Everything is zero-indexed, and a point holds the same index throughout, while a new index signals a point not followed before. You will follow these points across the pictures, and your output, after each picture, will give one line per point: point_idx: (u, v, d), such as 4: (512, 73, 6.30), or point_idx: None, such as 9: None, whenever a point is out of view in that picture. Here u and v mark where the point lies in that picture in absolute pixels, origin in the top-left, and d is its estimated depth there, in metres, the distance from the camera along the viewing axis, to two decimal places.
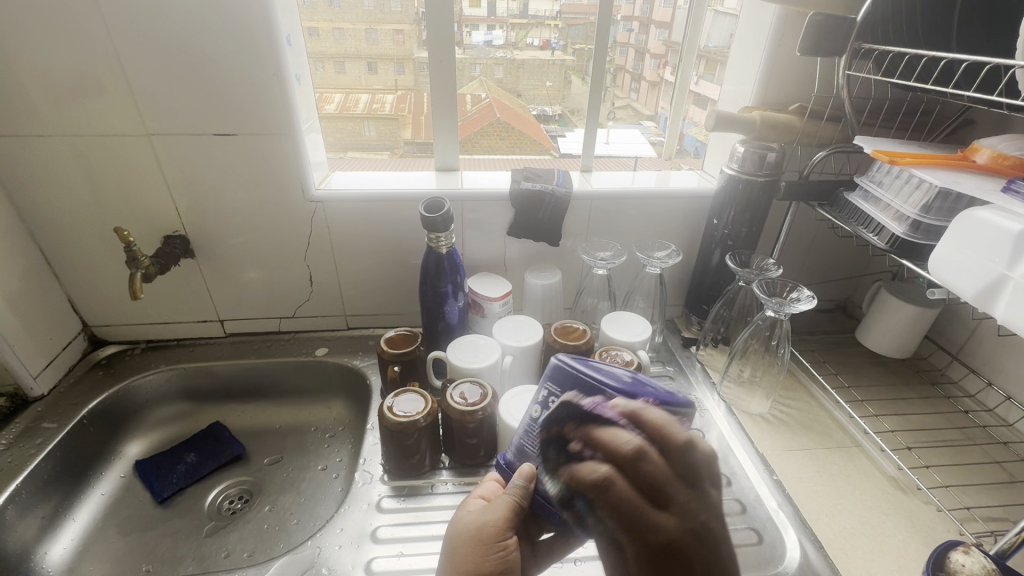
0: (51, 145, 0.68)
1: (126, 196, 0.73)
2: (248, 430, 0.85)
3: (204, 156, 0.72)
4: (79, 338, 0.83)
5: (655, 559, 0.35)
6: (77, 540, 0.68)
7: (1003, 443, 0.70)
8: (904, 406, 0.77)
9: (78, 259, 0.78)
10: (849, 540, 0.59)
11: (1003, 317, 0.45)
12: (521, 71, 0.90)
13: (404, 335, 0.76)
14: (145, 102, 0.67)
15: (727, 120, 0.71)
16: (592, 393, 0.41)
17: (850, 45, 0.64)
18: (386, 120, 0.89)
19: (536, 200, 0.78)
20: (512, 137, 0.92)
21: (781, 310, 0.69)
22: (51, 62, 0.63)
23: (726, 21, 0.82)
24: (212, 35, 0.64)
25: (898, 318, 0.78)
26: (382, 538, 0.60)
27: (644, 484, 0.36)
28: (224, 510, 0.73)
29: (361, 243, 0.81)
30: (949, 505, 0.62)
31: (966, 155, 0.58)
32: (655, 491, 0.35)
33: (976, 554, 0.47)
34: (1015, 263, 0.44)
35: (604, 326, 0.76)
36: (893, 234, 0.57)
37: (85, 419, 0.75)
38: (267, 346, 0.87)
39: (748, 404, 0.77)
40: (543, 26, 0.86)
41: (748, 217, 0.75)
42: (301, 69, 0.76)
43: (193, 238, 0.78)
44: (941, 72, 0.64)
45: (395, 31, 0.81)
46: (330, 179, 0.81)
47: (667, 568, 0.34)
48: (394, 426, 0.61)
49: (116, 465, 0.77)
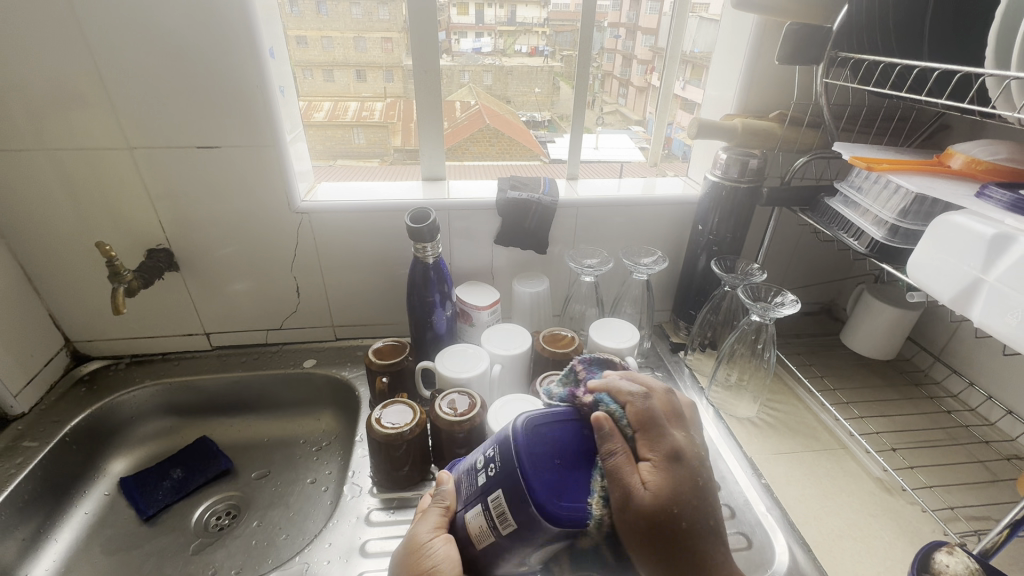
0: (31, 159, 0.68)
1: (108, 210, 0.73)
2: (235, 445, 0.84)
3: (188, 167, 0.71)
4: (61, 354, 0.82)
5: (671, 460, 0.40)
6: (59, 561, 0.67)
7: (985, 443, 0.71)
8: (889, 408, 0.78)
9: (61, 274, 0.76)
10: (837, 542, 0.60)
11: (979, 320, 0.46)
12: (509, 77, 0.96)
13: (393, 344, 0.76)
14: (127, 114, 0.66)
15: (709, 128, 0.72)
16: (513, 456, 0.39)
17: (828, 53, 0.67)
18: (375, 128, 0.94)
19: (521, 210, 0.79)
20: (501, 143, 0.93)
21: (766, 315, 0.70)
22: (35, 77, 0.63)
23: (710, 27, 0.82)
24: (198, 48, 0.64)
25: (882, 321, 0.80)
26: (371, 552, 0.59)
27: (670, 406, 0.44)
28: (211, 527, 0.72)
29: (349, 255, 0.81)
30: (934, 506, 0.63)
31: (941, 160, 0.59)
32: (676, 416, 0.44)
33: (960, 554, 0.48)
34: (991, 266, 0.45)
35: (592, 333, 0.76)
36: (872, 239, 0.58)
37: (68, 437, 0.73)
38: (254, 359, 0.87)
39: (736, 407, 0.78)
40: (530, 33, 0.93)
41: (732, 223, 0.76)
42: (286, 80, 0.75)
43: (177, 251, 0.77)
44: (914, 81, 0.66)
45: (384, 39, 0.83)
46: (316, 190, 0.81)
47: (675, 471, 0.40)
48: (382, 437, 0.61)
49: (99, 483, 0.76)
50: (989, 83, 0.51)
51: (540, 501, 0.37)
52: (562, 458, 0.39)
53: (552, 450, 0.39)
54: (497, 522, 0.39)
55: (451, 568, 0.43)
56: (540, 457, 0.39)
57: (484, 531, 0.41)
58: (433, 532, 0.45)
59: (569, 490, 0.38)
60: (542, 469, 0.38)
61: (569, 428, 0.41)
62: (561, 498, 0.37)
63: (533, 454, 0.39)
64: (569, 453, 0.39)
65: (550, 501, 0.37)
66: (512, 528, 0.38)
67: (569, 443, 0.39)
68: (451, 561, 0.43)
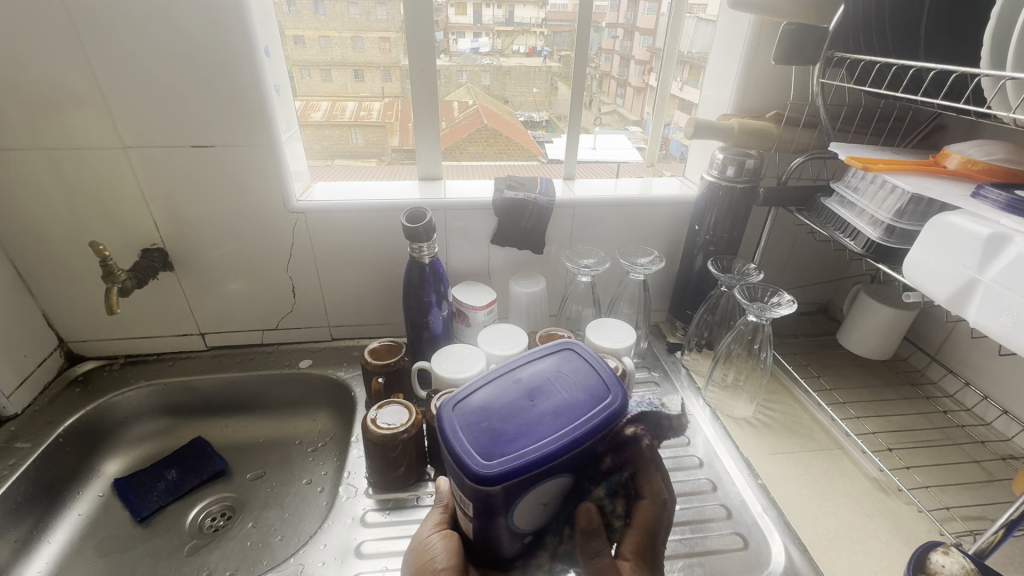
0: (24, 159, 0.67)
1: (103, 210, 0.72)
2: (230, 445, 0.84)
3: (183, 166, 0.71)
4: (55, 355, 0.81)
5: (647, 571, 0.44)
6: (52, 563, 0.67)
7: (981, 443, 0.71)
8: (885, 408, 0.78)
9: (54, 273, 0.76)
10: (832, 542, 0.60)
11: (974, 320, 0.46)
12: (507, 77, 0.96)
13: (388, 345, 0.76)
14: (121, 113, 0.66)
15: (706, 128, 0.72)
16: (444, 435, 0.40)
17: (824, 54, 0.66)
18: (373, 128, 0.90)
19: (518, 209, 0.79)
20: (499, 144, 0.92)
21: (763, 315, 0.70)
22: (29, 76, 0.62)
23: (708, 28, 0.82)
24: (192, 47, 0.64)
25: (878, 321, 0.80)
26: (366, 553, 0.59)
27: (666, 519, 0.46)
28: (206, 528, 0.72)
29: (345, 255, 0.81)
30: (929, 506, 0.63)
31: (937, 160, 0.59)
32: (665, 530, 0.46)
33: (956, 554, 0.47)
34: (987, 266, 0.45)
35: (589, 334, 0.76)
36: (868, 239, 0.58)
37: (61, 438, 0.73)
38: (250, 359, 0.86)
39: (733, 407, 0.78)
40: (529, 33, 0.92)
41: (729, 223, 0.76)
42: (282, 79, 0.75)
43: (172, 251, 0.77)
44: (910, 82, 0.66)
45: (381, 39, 0.83)
46: (312, 190, 0.80)
47: None
48: (378, 438, 0.61)
49: (93, 484, 0.75)
50: (985, 84, 0.51)
51: (475, 465, 0.37)
52: (491, 419, 0.40)
53: (476, 415, 0.40)
54: (463, 503, 0.41)
55: (445, 558, 0.46)
56: (467, 425, 0.40)
57: (464, 517, 0.43)
58: (432, 530, 0.49)
59: (505, 445, 0.38)
60: (472, 434, 0.39)
61: (498, 389, 0.42)
62: (497, 456, 0.38)
63: (462, 424, 0.40)
64: (497, 412, 0.40)
65: (483, 462, 0.37)
66: (473, 508, 0.40)
67: (497, 404, 0.41)
68: (445, 549, 0.46)
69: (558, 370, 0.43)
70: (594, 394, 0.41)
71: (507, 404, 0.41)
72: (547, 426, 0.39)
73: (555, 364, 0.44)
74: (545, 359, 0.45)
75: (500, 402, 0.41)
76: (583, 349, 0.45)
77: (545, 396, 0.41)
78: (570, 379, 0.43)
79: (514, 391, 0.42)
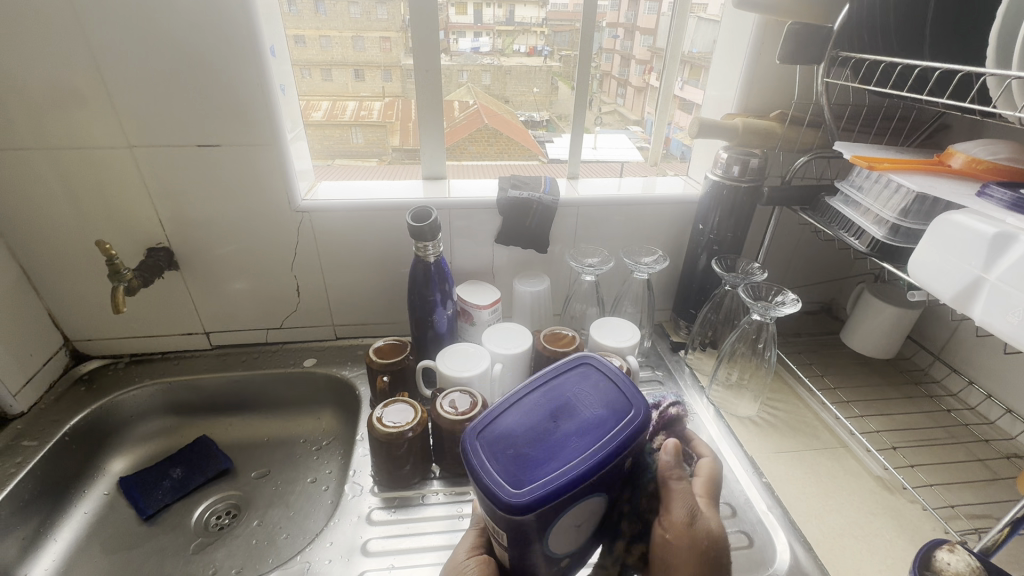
0: (31, 158, 0.67)
1: (109, 209, 0.72)
2: (235, 444, 0.84)
3: (188, 166, 0.71)
4: (60, 353, 0.82)
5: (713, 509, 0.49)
6: (58, 561, 0.67)
7: (985, 441, 0.71)
8: (889, 406, 0.78)
9: (60, 272, 0.76)
10: (837, 540, 0.60)
11: (980, 319, 0.46)
12: (508, 77, 0.95)
13: (393, 344, 0.76)
14: (126, 112, 0.66)
15: (709, 127, 0.73)
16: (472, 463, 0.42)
17: (828, 53, 0.67)
18: (374, 128, 0.91)
19: (522, 208, 0.79)
20: (500, 143, 0.92)
21: (767, 314, 0.70)
22: (35, 75, 0.62)
23: (710, 27, 0.82)
24: (197, 46, 0.64)
25: (882, 320, 0.80)
26: (372, 551, 0.59)
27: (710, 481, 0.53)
28: (212, 526, 0.72)
29: (349, 254, 0.81)
30: (934, 504, 0.63)
31: (942, 160, 0.59)
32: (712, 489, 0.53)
33: (961, 552, 0.48)
34: (992, 265, 0.45)
35: (593, 332, 0.76)
36: (873, 238, 0.59)
37: (67, 436, 0.73)
38: (254, 358, 0.86)
39: (737, 406, 0.78)
40: (529, 32, 0.93)
41: (733, 222, 0.76)
42: (286, 79, 0.75)
43: (177, 250, 0.77)
44: (915, 81, 0.66)
45: (382, 38, 0.82)
46: (316, 189, 0.81)
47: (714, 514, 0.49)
48: (383, 436, 0.61)
49: (99, 483, 0.76)
50: (990, 83, 0.51)
51: (505, 494, 0.39)
52: (516, 446, 0.42)
53: (500, 444, 0.42)
54: (496, 533, 0.43)
55: None
56: (493, 455, 0.41)
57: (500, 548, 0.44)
58: (469, 554, 0.49)
59: (532, 471, 0.40)
60: (497, 462, 0.41)
61: (520, 414, 0.44)
62: (525, 483, 0.39)
63: (487, 452, 0.42)
64: (520, 438, 0.42)
65: (513, 490, 0.39)
66: (508, 537, 0.41)
67: (520, 430, 0.43)
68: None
69: (576, 390, 0.45)
70: (615, 408, 0.43)
71: (530, 429, 0.43)
72: (572, 448, 0.41)
73: (575, 383, 0.46)
74: (563, 378, 0.47)
75: (523, 426, 0.43)
76: (599, 362, 0.47)
77: (567, 417, 0.43)
78: (590, 398, 0.45)
79: (536, 416, 0.44)
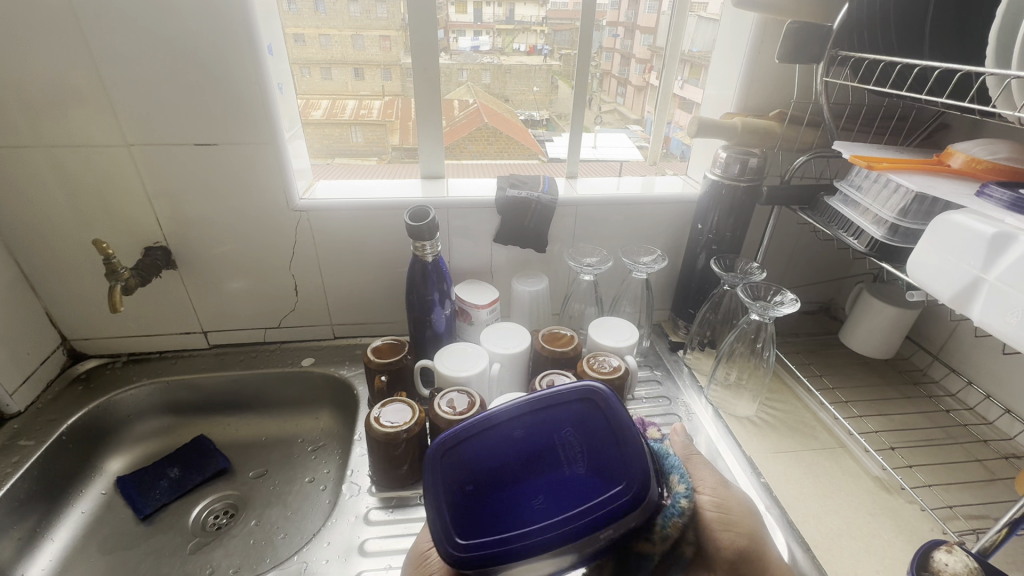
0: (27, 156, 0.67)
1: (106, 208, 0.72)
2: (233, 443, 0.84)
3: (186, 165, 0.71)
4: (58, 353, 0.81)
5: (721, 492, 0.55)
6: (55, 560, 0.67)
7: (984, 441, 0.71)
8: (887, 406, 0.78)
9: (57, 271, 0.76)
10: (835, 540, 0.60)
11: (979, 319, 0.46)
12: (507, 76, 0.95)
13: (392, 343, 0.76)
14: (124, 110, 0.66)
15: (708, 127, 0.72)
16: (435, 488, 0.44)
17: (828, 52, 0.67)
18: (374, 126, 0.91)
19: (520, 207, 0.79)
20: (500, 142, 0.92)
21: (766, 314, 0.70)
22: (32, 74, 0.62)
23: (710, 26, 0.82)
24: (194, 44, 0.63)
25: (881, 320, 0.80)
26: (369, 551, 0.59)
27: None
28: (209, 526, 0.72)
29: (348, 253, 0.81)
30: (932, 505, 0.63)
31: (941, 160, 0.59)
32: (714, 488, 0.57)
33: (959, 553, 0.47)
34: (991, 265, 0.45)
35: (592, 332, 0.76)
36: (872, 238, 0.58)
37: (64, 436, 0.73)
38: (252, 357, 0.86)
39: (735, 405, 0.78)
40: (528, 31, 0.92)
41: (732, 222, 0.76)
42: (285, 77, 0.75)
43: (175, 249, 0.77)
44: (914, 80, 0.66)
45: (381, 37, 0.83)
46: (314, 188, 0.80)
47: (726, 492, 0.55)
48: (381, 436, 0.61)
49: (96, 482, 0.75)
50: (990, 83, 0.51)
51: (454, 544, 0.41)
52: (476, 486, 0.43)
53: (467, 477, 0.44)
54: None
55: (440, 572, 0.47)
56: (452, 489, 0.43)
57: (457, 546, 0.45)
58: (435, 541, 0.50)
59: (485, 522, 0.42)
60: (454, 504, 0.43)
61: (495, 449, 0.44)
62: (474, 534, 0.41)
63: (447, 487, 0.44)
64: (485, 478, 0.43)
65: (461, 540, 0.41)
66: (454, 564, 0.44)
67: (487, 467, 0.44)
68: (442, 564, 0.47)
69: (562, 434, 0.45)
70: (597, 474, 0.43)
71: (498, 470, 0.44)
72: (536, 508, 0.42)
73: (569, 422, 0.45)
74: (557, 412, 0.46)
75: (492, 466, 0.44)
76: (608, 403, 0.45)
77: (541, 466, 0.44)
78: (579, 446, 0.44)
79: (512, 456, 0.44)
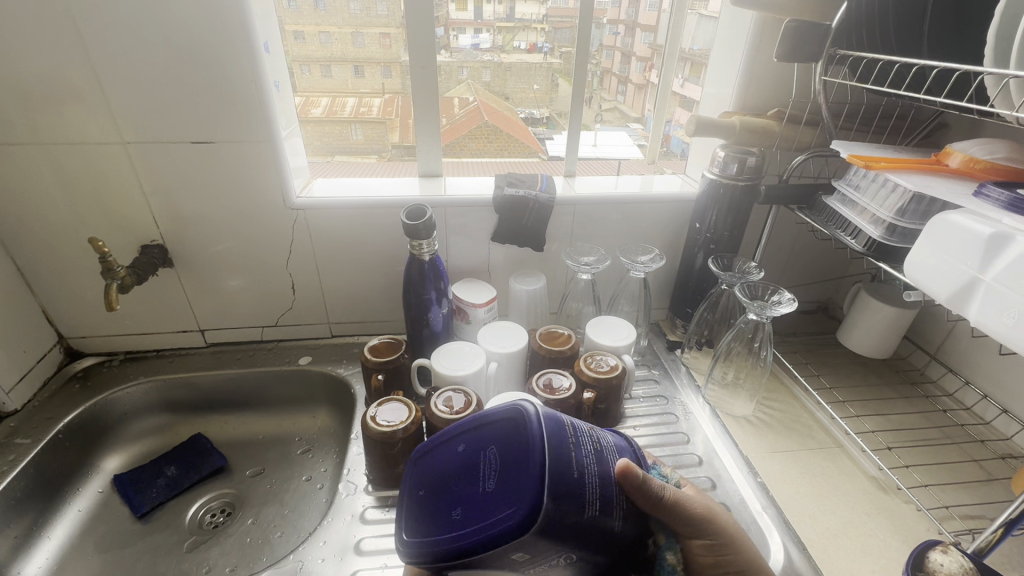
0: (23, 154, 0.67)
1: (104, 206, 0.72)
2: (230, 442, 0.84)
3: (183, 163, 0.70)
4: (54, 351, 0.81)
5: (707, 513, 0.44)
6: (52, 559, 0.67)
7: (980, 441, 0.71)
8: (884, 406, 0.78)
9: (54, 269, 0.76)
10: (831, 540, 0.60)
11: (975, 319, 0.46)
12: (507, 74, 0.90)
13: (389, 342, 0.76)
14: (120, 107, 0.66)
15: (707, 125, 0.72)
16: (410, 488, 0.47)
17: (827, 50, 0.66)
18: (373, 125, 0.89)
19: (518, 206, 0.79)
20: (500, 140, 0.92)
21: (763, 313, 0.70)
22: (28, 71, 0.62)
23: (710, 24, 0.82)
24: (193, 41, 0.63)
25: (878, 320, 0.80)
26: (365, 550, 0.59)
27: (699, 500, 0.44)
28: (206, 524, 0.72)
29: (345, 251, 0.81)
30: (928, 505, 0.63)
31: (939, 159, 0.59)
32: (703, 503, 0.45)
33: (955, 553, 0.47)
34: (988, 265, 0.45)
35: (589, 331, 0.76)
36: (870, 238, 0.58)
37: (61, 434, 0.73)
38: (250, 355, 0.86)
39: (732, 405, 0.78)
40: (529, 29, 0.86)
41: (730, 220, 0.76)
42: (282, 75, 0.75)
43: (172, 247, 0.77)
44: (913, 79, 0.65)
45: (382, 35, 0.81)
46: (311, 186, 0.80)
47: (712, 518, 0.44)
48: (377, 435, 0.61)
49: (93, 480, 0.76)
50: (989, 82, 0.51)
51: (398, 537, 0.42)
52: (423, 490, 0.43)
53: (420, 480, 0.44)
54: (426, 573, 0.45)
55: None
56: (413, 489, 0.45)
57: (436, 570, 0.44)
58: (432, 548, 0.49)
59: (416, 524, 0.41)
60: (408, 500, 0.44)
61: (447, 453, 0.44)
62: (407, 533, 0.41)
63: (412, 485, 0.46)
64: (433, 482, 0.43)
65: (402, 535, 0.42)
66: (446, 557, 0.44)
67: (437, 473, 0.44)
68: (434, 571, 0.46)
69: (491, 449, 0.41)
70: (503, 494, 0.37)
71: (442, 475, 0.43)
72: (454, 519, 0.39)
73: (496, 440, 0.41)
74: (494, 424, 0.42)
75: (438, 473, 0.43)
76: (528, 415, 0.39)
77: (471, 478, 0.40)
78: (496, 463, 0.39)
79: (454, 466, 0.43)
